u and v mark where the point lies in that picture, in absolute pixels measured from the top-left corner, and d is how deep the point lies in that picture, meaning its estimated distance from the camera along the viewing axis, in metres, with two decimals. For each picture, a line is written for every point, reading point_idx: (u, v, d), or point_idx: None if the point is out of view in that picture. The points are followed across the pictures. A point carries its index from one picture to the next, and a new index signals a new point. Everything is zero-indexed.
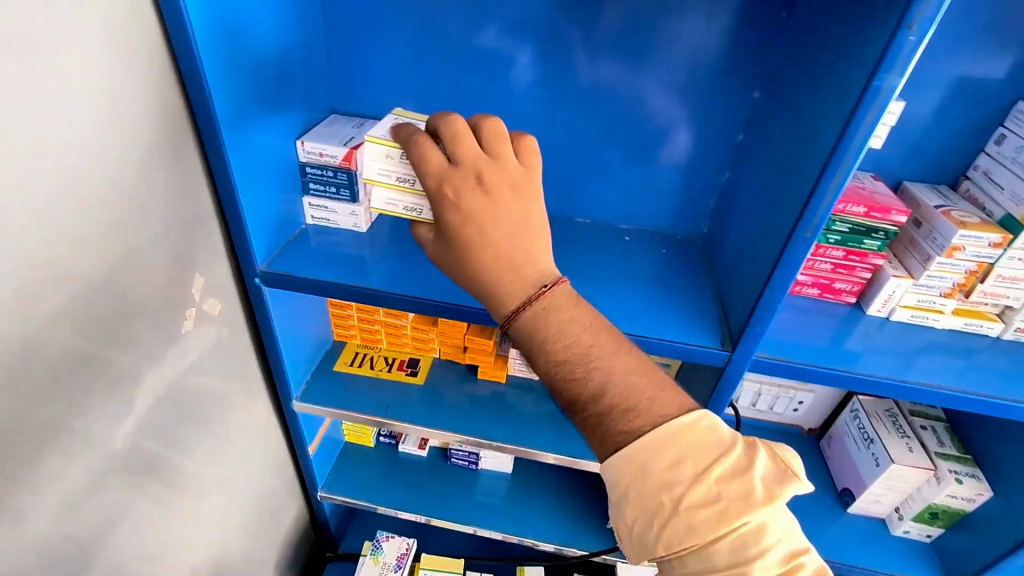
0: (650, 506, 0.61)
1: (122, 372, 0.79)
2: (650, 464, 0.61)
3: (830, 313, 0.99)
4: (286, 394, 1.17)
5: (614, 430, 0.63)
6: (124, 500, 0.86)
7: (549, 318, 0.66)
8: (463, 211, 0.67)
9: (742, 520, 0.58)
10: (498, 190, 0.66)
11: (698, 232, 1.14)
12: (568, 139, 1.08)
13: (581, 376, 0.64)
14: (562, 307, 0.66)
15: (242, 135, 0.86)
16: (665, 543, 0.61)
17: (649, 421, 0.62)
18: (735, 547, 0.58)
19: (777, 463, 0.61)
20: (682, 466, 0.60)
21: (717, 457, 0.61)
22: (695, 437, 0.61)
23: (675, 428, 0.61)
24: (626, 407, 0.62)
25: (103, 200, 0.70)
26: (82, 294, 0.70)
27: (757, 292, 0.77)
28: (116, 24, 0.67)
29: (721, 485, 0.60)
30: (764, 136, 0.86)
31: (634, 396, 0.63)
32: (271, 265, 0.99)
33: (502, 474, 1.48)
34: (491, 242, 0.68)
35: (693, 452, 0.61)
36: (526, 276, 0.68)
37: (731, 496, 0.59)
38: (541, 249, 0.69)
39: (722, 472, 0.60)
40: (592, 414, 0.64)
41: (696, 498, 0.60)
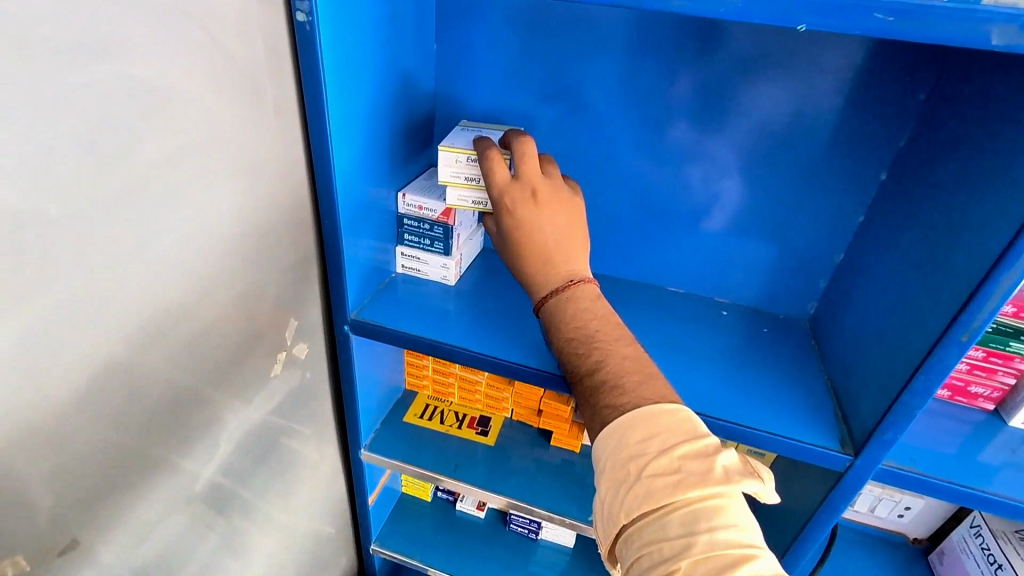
0: (618, 474, 0.60)
1: (215, 411, 0.80)
2: (626, 436, 0.60)
3: (963, 420, 0.88)
4: (355, 442, 1.15)
5: (600, 404, 0.65)
6: (196, 539, 0.86)
7: (569, 304, 0.73)
8: (517, 218, 0.77)
9: (697, 491, 0.55)
10: (545, 203, 0.77)
11: (803, 313, 1.07)
12: (668, 206, 1.05)
13: (582, 353, 0.69)
14: (582, 299, 0.73)
15: (353, 189, 0.88)
16: (627, 511, 0.58)
17: (635, 401, 0.63)
18: (688, 521, 0.55)
19: (748, 465, 0.58)
20: (654, 442, 0.59)
21: (686, 440, 0.59)
22: (671, 422, 0.60)
23: (653, 409, 0.61)
24: (616, 385, 0.65)
25: (221, 245, 0.72)
26: (188, 335, 0.71)
27: (892, 395, 0.70)
28: (257, 82, 0.70)
29: (684, 459, 0.57)
30: (900, 223, 0.80)
31: (625, 378, 0.65)
32: (361, 313, 0.99)
33: (563, 547, 1.39)
34: (535, 241, 0.76)
35: (668, 432, 0.59)
36: (557, 270, 0.75)
37: (692, 470, 0.56)
38: (580, 252, 0.77)
39: (688, 450, 0.58)
40: (586, 388, 0.68)
41: (657, 468, 0.57)
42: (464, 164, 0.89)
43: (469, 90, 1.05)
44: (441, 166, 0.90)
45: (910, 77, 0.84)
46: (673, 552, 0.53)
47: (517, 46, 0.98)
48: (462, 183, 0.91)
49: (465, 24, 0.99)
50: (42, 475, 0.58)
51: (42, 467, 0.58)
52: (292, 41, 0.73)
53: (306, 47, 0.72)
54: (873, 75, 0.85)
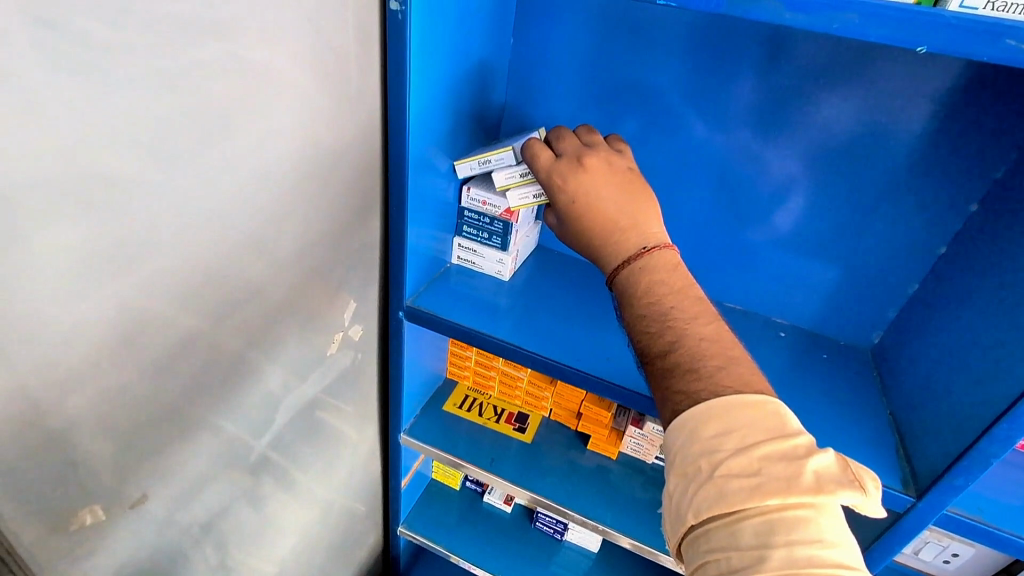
0: (688, 470, 0.56)
1: (272, 382, 0.83)
2: (700, 428, 0.56)
3: None
4: (396, 425, 1.17)
5: (673, 389, 0.60)
6: (242, 502, 0.89)
7: (641, 277, 0.69)
8: (567, 191, 0.76)
9: (778, 499, 0.50)
10: (592, 168, 0.77)
11: (865, 342, 1.03)
12: (734, 220, 1.02)
13: (654, 331, 0.64)
14: (656, 270, 0.69)
15: (422, 177, 0.89)
16: (695, 511, 0.54)
17: (710, 389, 0.58)
18: (763, 531, 0.51)
19: (848, 471, 0.52)
20: (731, 438, 0.54)
21: (770, 438, 0.54)
22: (753, 417, 0.55)
23: (736, 400, 0.56)
24: (691, 368, 0.60)
25: (295, 224, 0.74)
26: (257, 309, 0.74)
27: (967, 440, 0.67)
28: (344, 67, 0.71)
29: (765, 461, 0.52)
30: (989, 261, 0.76)
31: (703, 361, 0.60)
32: (416, 300, 1.00)
33: (587, 551, 1.39)
34: (591, 212, 0.75)
35: (748, 428, 0.54)
36: (628, 241, 0.72)
37: (774, 476, 0.51)
38: (651, 220, 0.74)
39: (772, 452, 0.53)
40: (659, 369, 0.63)
41: (733, 468, 0.53)
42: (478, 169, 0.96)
43: (542, 85, 1.04)
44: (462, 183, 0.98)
45: (1013, 106, 0.79)
46: (746, 564, 0.50)
47: (594, 44, 0.96)
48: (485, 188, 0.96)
49: (544, 18, 0.98)
50: (116, 430, 0.61)
51: (119, 420, 0.61)
52: (382, 27, 0.74)
53: (394, 34, 0.73)
54: (975, 99, 0.80)
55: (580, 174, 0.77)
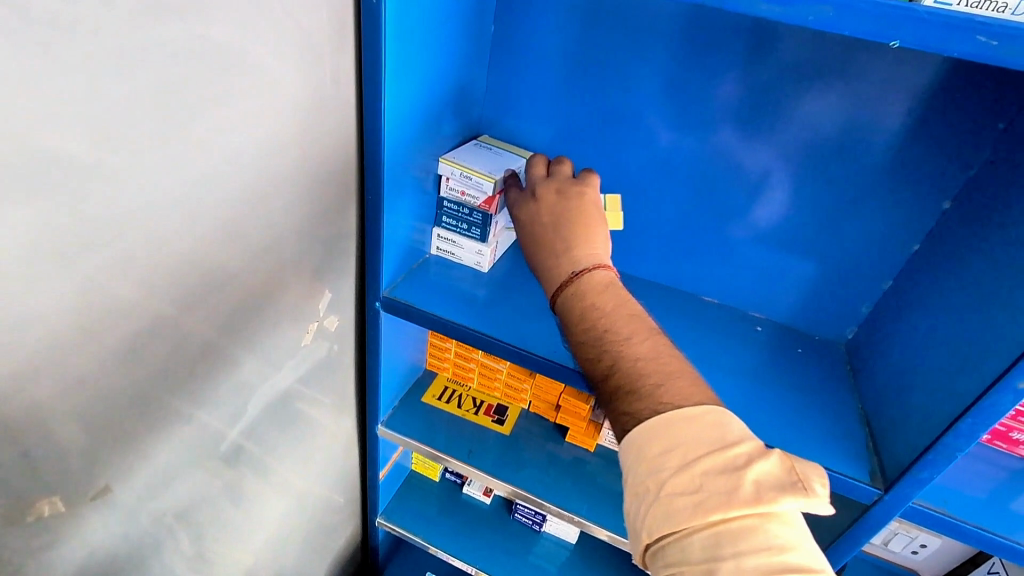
0: (638, 489, 0.58)
1: (245, 373, 0.81)
2: (646, 447, 0.57)
3: (1000, 465, 0.85)
4: (373, 417, 1.17)
5: (620, 412, 0.62)
6: (214, 494, 0.88)
7: (575, 304, 0.72)
8: (522, 221, 0.85)
9: (719, 515, 0.52)
10: (542, 200, 0.83)
11: (839, 337, 1.04)
12: (713, 213, 1.02)
13: (596, 358, 0.66)
14: (587, 293, 0.71)
15: (398, 165, 0.87)
16: (647, 529, 0.56)
17: (654, 407, 0.59)
18: (712, 542, 0.52)
19: (790, 473, 0.53)
20: (672, 455, 0.56)
21: (711, 450, 0.55)
22: (694, 430, 0.56)
23: (674, 416, 0.57)
24: (632, 389, 0.62)
25: (268, 211, 0.73)
26: (229, 297, 0.72)
27: (934, 434, 0.68)
28: (318, 50, 0.70)
29: (706, 476, 0.54)
30: (960, 258, 0.77)
31: (642, 380, 0.61)
32: (393, 291, 0.99)
33: (565, 542, 1.40)
34: (540, 243, 0.81)
35: (689, 444, 0.56)
36: (563, 268, 0.76)
37: (714, 490, 0.53)
38: (582, 241, 0.76)
39: (712, 465, 0.54)
40: (607, 394, 0.65)
41: (677, 486, 0.55)
42: (458, 178, 0.98)
43: (523, 74, 1.03)
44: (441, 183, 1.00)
45: (989, 105, 0.79)
46: None
47: (576, 34, 0.95)
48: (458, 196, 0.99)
49: (526, 5, 0.96)
50: (80, 421, 0.60)
51: (84, 411, 0.60)
52: (356, 9, 0.72)
53: (369, 17, 0.71)
54: (951, 97, 0.81)
55: (533, 204, 0.84)
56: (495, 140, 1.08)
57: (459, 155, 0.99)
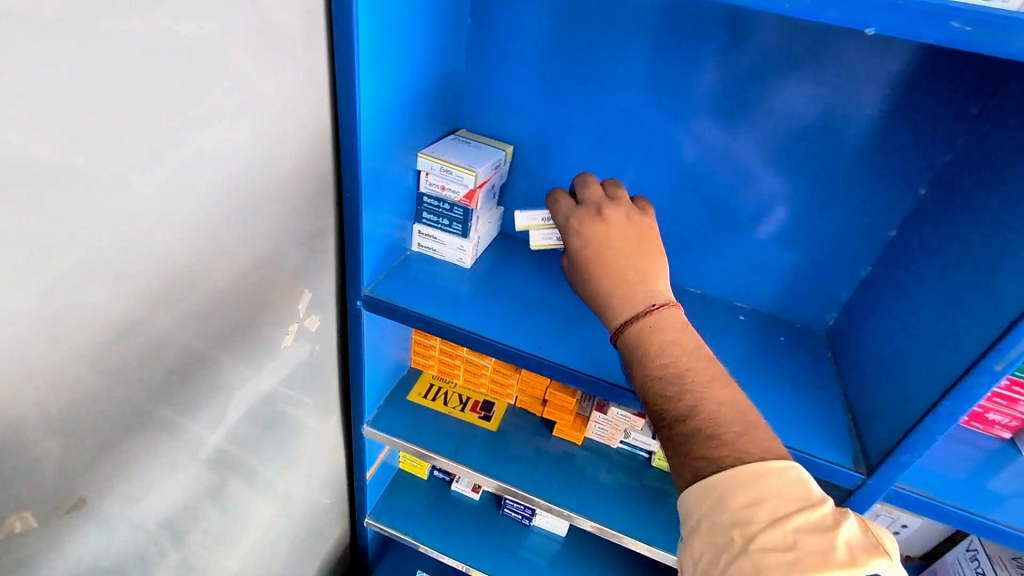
0: (718, 540, 0.55)
1: (225, 376, 0.79)
2: (728, 497, 0.55)
3: (976, 445, 0.87)
4: (359, 417, 1.15)
5: (694, 456, 0.59)
6: (198, 501, 0.86)
7: (653, 335, 0.66)
8: (584, 237, 0.75)
9: (817, 573, 0.49)
10: (613, 221, 0.75)
11: (820, 323, 1.05)
12: (695, 203, 1.02)
13: (672, 396, 0.62)
14: (667, 328, 0.66)
15: (376, 160, 0.85)
16: None
17: (734, 455, 0.58)
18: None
19: (869, 535, 0.53)
20: (761, 509, 0.54)
21: (800, 507, 0.54)
22: (780, 485, 0.55)
23: (758, 468, 0.55)
24: (714, 436, 0.59)
25: (243, 211, 0.71)
26: (205, 300, 0.70)
27: (914, 418, 0.69)
28: (289, 42, 0.67)
29: (799, 534, 0.52)
30: (937, 244, 0.78)
31: (723, 428, 0.59)
32: (375, 289, 0.97)
33: (555, 535, 1.40)
34: (606, 262, 0.72)
35: (776, 498, 0.54)
36: (635, 294, 0.70)
37: (809, 549, 0.51)
38: (660, 275, 0.71)
39: (803, 523, 0.53)
40: (677, 434, 0.61)
41: (769, 541, 0.52)
42: (437, 173, 0.97)
43: (501, 66, 1.01)
44: (420, 178, 0.99)
45: (963, 91, 0.80)
46: None
47: (554, 24, 0.94)
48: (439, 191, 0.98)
49: None
50: (53, 432, 0.58)
51: (56, 422, 0.58)
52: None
53: (340, 8, 0.69)
54: (926, 84, 0.82)
55: (599, 223, 0.76)
56: (473, 135, 1.08)
57: (436, 148, 0.98)
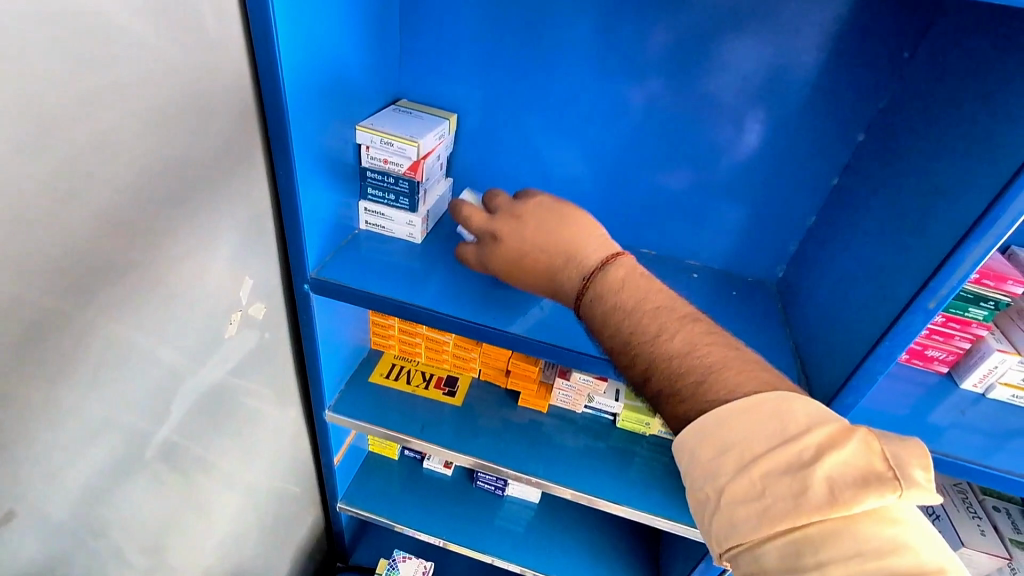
0: (699, 497, 0.51)
1: (165, 371, 0.76)
2: (698, 452, 0.50)
3: (918, 382, 0.91)
4: (319, 403, 1.13)
5: (665, 416, 0.55)
6: (151, 499, 0.83)
7: (597, 309, 0.63)
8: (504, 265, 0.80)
9: (787, 523, 0.44)
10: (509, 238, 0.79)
11: (772, 276, 1.07)
12: (644, 164, 1.01)
13: (627, 363, 0.58)
14: (606, 294, 0.63)
15: (308, 134, 0.81)
16: (716, 539, 0.49)
17: (699, 407, 0.51)
18: (789, 553, 0.44)
19: (866, 461, 0.44)
20: (730, 458, 0.48)
21: (772, 446, 0.47)
22: (746, 426, 0.48)
23: (716, 417, 0.49)
24: (672, 392, 0.54)
25: (166, 194, 0.66)
26: (131, 291, 0.66)
27: (856, 360, 0.71)
28: (197, 7, 0.62)
29: (768, 479, 0.46)
30: (874, 189, 0.80)
31: (682, 381, 0.53)
32: (321, 271, 0.94)
33: (529, 503, 1.42)
34: (529, 266, 0.76)
35: (748, 442, 0.48)
36: (570, 275, 0.70)
37: (780, 494, 0.45)
38: (581, 246, 0.71)
39: (775, 464, 0.46)
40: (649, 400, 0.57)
41: (739, 492, 0.47)
42: (378, 146, 0.93)
43: (438, 30, 0.97)
44: (361, 153, 0.95)
45: (895, 34, 0.81)
46: None
47: None
48: (383, 165, 0.95)
49: None
50: None
51: None
52: None
53: None
54: (860, 28, 0.82)
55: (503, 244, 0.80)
56: (414, 105, 1.04)
57: (375, 120, 0.94)
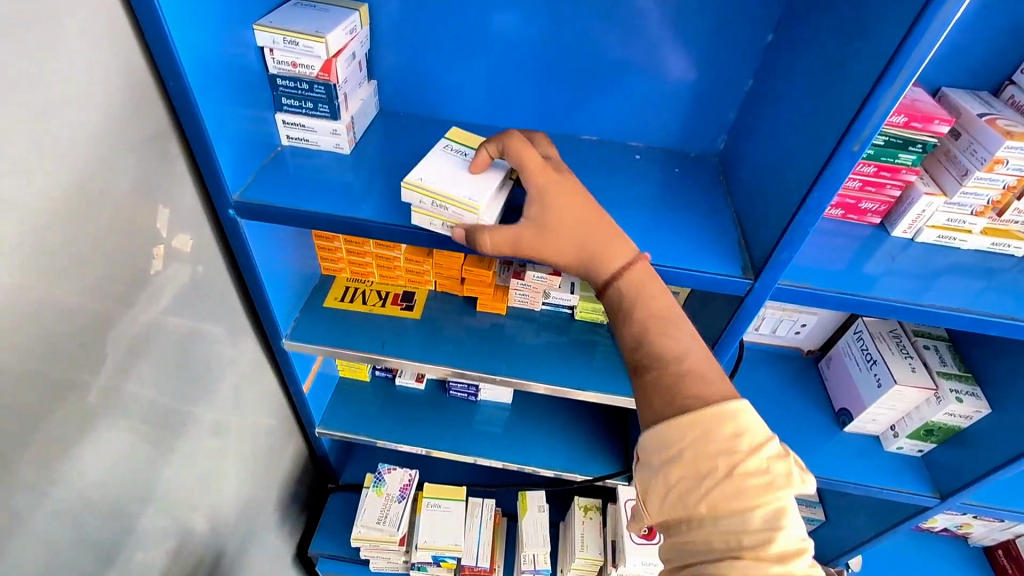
0: (700, 467, 0.56)
1: (92, 317, 0.71)
2: (714, 428, 0.56)
3: (853, 236, 0.93)
4: (274, 333, 1.11)
5: (687, 393, 0.59)
6: (112, 448, 0.81)
7: (648, 285, 0.68)
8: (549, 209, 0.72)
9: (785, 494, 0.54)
10: (573, 187, 0.74)
11: (713, 148, 1.05)
12: (573, 42, 0.95)
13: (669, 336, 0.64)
14: (657, 282, 0.69)
15: (195, 37, 0.72)
16: (704, 503, 0.56)
17: (721, 393, 0.59)
18: (773, 519, 0.54)
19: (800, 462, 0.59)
20: (744, 440, 0.56)
21: (766, 439, 0.57)
22: (755, 418, 0.57)
23: (741, 404, 0.57)
24: (703, 376, 0.61)
25: (33, 120, 0.58)
26: (25, 235, 0.60)
27: (789, 214, 0.72)
28: None
29: (772, 460, 0.56)
30: (807, 38, 0.76)
31: (710, 369, 0.62)
32: (245, 194, 0.88)
33: (502, 404, 1.47)
34: (580, 219, 0.71)
35: (754, 429, 0.57)
36: (616, 247, 0.70)
37: (780, 472, 0.55)
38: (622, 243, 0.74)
39: (775, 450, 0.56)
40: (668, 374, 0.61)
41: (749, 468, 0.55)
42: (283, 46, 0.85)
43: None
44: (266, 57, 0.87)
45: None
46: (756, 547, 0.53)
47: None
48: (292, 69, 0.87)
49: None
50: None
51: None
52: None
53: None
54: None
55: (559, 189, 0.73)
56: None
57: (275, 18, 0.85)
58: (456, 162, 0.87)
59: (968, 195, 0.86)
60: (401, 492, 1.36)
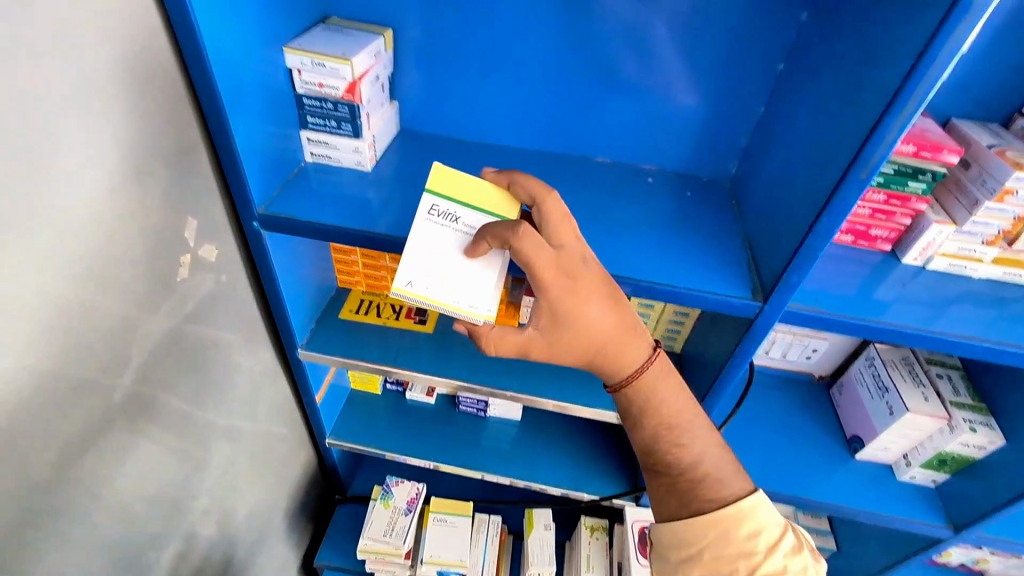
0: (724, 567, 0.71)
1: (119, 321, 0.74)
2: (733, 530, 0.71)
3: (864, 262, 0.94)
4: (290, 343, 1.14)
5: (706, 500, 0.74)
6: (130, 450, 0.84)
7: (662, 386, 0.76)
8: (571, 330, 0.70)
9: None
10: (593, 294, 0.69)
11: (725, 173, 1.07)
12: (589, 68, 0.98)
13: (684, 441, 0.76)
14: (668, 375, 0.77)
15: (229, 58, 0.76)
16: None
17: (734, 493, 0.74)
18: None
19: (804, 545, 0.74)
20: (760, 541, 0.71)
21: (778, 538, 0.72)
22: (767, 516, 0.72)
23: (756, 508, 0.72)
24: (719, 479, 0.75)
25: (76, 133, 0.62)
26: (62, 241, 0.63)
27: (799, 238, 0.74)
28: None
29: (785, 557, 0.70)
30: (817, 69, 0.79)
31: (722, 467, 0.76)
32: (269, 207, 0.92)
33: (511, 421, 1.48)
34: (602, 331, 0.70)
35: (767, 529, 0.72)
36: (634, 351, 0.74)
37: (795, 569, 0.70)
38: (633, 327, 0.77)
39: (787, 547, 0.71)
40: (687, 479, 0.76)
41: (768, 568, 0.69)
42: (311, 68, 0.89)
43: None
44: (294, 78, 0.91)
45: None
46: None
47: None
48: (319, 89, 0.91)
49: None
50: None
51: None
52: None
53: None
54: None
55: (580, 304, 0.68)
56: (343, 23, 0.98)
57: (305, 41, 0.89)
58: (443, 233, 0.75)
59: (979, 224, 0.87)
60: (408, 505, 1.36)
